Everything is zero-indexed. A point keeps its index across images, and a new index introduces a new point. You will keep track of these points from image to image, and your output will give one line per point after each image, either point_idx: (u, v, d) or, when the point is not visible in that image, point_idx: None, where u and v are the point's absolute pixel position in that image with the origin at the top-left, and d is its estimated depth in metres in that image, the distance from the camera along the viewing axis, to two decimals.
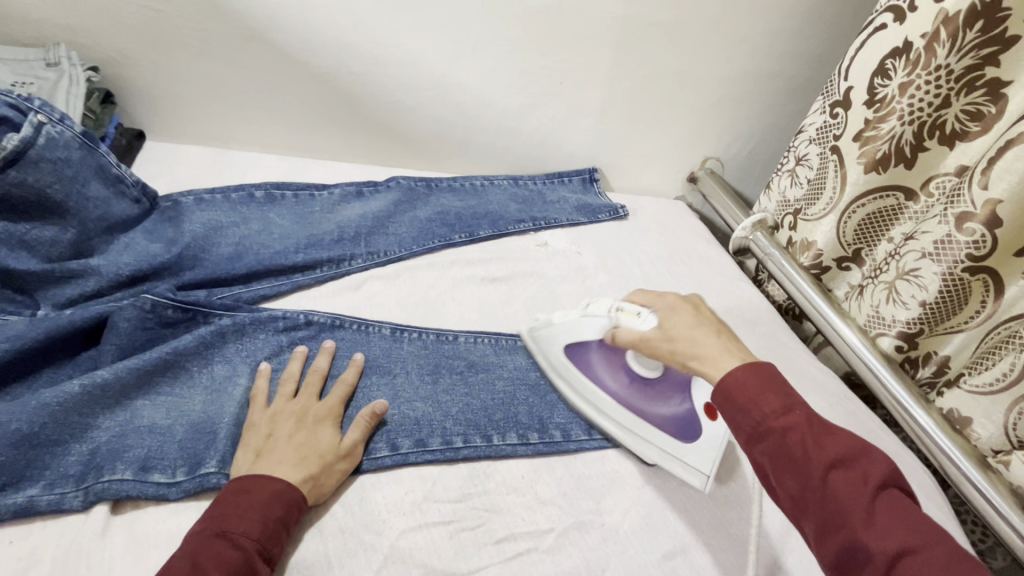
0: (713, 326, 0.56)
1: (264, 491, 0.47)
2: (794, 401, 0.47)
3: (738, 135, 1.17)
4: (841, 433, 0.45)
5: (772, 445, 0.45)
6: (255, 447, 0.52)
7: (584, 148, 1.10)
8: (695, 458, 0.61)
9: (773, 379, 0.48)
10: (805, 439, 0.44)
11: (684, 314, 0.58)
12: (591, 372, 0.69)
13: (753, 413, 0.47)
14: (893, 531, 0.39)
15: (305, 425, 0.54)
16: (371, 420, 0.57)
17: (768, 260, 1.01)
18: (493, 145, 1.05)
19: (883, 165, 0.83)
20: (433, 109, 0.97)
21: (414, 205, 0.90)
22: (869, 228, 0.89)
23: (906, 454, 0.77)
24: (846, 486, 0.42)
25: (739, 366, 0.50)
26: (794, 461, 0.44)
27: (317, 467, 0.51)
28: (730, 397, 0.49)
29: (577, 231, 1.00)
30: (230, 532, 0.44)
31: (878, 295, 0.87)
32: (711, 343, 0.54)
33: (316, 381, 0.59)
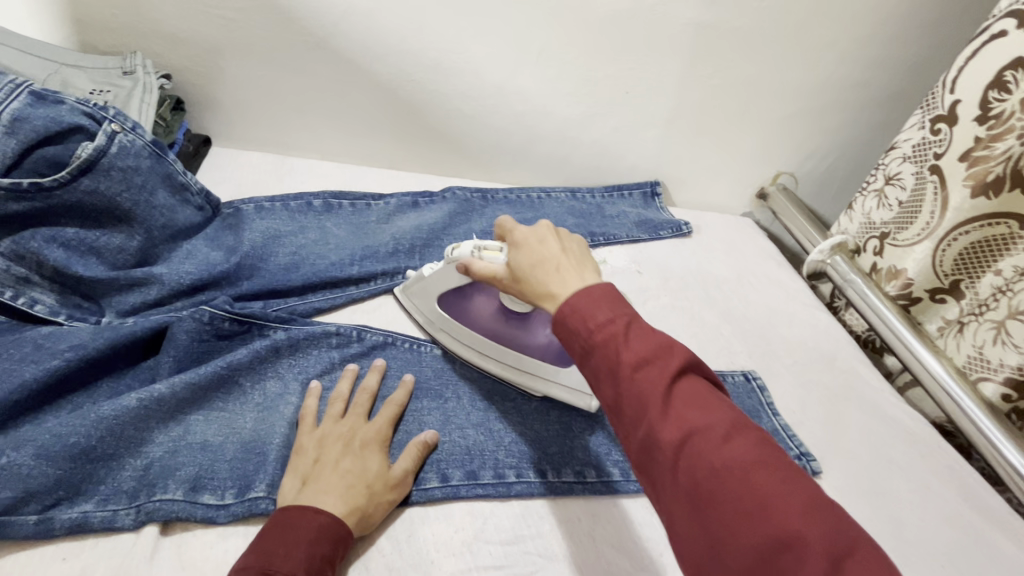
0: (554, 258, 0.48)
1: (310, 526, 0.45)
2: (620, 311, 0.41)
3: (816, 150, 1.09)
4: (653, 332, 0.40)
5: (591, 354, 0.40)
6: (302, 473, 0.50)
7: (647, 160, 1.05)
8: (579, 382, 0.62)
9: (607, 294, 0.43)
10: (618, 343, 0.39)
11: (529, 246, 0.49)
12: (469, 319, 0.65)
13: (580, 328, 0.42)
14: (686, 419, 0.36)
15: (352, 450, 0.52)
16: (421, 449, 0.55)
17: (848, 287, 0.93)
18: (552, 156, 1.01)
19: (993, 190, 0.74)
20: (493, 118, 0.94)
21: (469, 217, 0.88)
22: (972, 258, 0.79)
23: (1015, 520, 0.67)
24: (653, 385, 0.37)
25: (573, 290, 0.44)
26: (605, 367, 0.39)
27: (364, 497, 0.49)
28: (564, 317, 0.43)
29: (638, 248, 0.95)
30: (275, 569, 0.41)
31: (982, 334, 0.77)
32: (555, 275, 0.46)
33: (366, 401, 0.57)
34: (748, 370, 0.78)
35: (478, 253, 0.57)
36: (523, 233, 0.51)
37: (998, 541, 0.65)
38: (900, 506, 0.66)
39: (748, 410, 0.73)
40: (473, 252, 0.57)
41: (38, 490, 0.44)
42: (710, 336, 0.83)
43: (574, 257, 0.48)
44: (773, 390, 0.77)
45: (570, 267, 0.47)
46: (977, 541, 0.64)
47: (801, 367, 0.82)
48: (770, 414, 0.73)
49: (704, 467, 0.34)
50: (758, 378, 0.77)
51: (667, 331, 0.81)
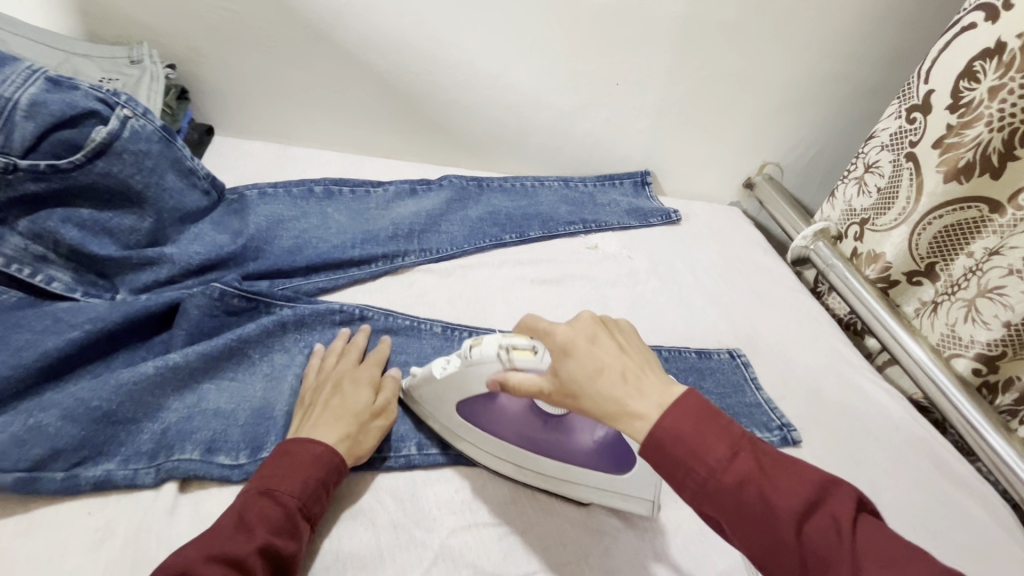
0: (615, 365, 0.47)
1: (304, 454, 0.49)
2: (741, 447, 0.43)
3: (800, 141, 1.12)
4: (798, 472, 0.42)
5: (731, 503, 0.42)
6: (302, 415, 0.54)
7: (637, 150, 1.08)
8: (634, 487, 0.54)
9: (716, 422, 0.44)
10: (766, 490, 0.41)
11: (581, 352, 0.47)
12: (499, 432, 0.56)
13: (699, 470, 0.43)
14: (880, 574, 0.37)
15: (339, 390, 0.56)
16: (396, 381, 0.60)
17: (830, 272, 0.97)
18: (546, 146, 1.04)
19: (965, 174, 0.78)
20: (488, 109, 0.97)
21: (465, 204, 0.91)
22: (946, 241, 0.83)
23: (982, 485, 0.72)
24: (822, 534, 0.39)
25: (662, 412, 0.44)
26: (758, 516, 0.41)
27: (354, 425, 0.53)
28: (664, 450, 0.44)
29: (629, 234, 0.99)
30: (272, 491, 0.46)
31: (954, 313, 0.81)
32: (626, 393, 0.45)
33: (353, 350, 0.61)
34: (733, 349, 0.81)
35: (507, 355, 0.51)
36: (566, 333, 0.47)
37: (966, 505, 0.69)
38: (876, 472, 0.70)
39: (733, 386, 0.76)
40: (501, 354, 0.51)
41: (64, 448, 0.47)
42: (698, 318, 0.86)
43: (632, 358, 0.48)
44: (758, 368, 0.81)
45: (638, 375, 0.46)
46: (945, 504, 0.68)
47: (785, 346, 0.85)
48: (755, 389, 0.76)
49: None
50: (743, 356, 0.80)
51: (657, 313, 0.85)
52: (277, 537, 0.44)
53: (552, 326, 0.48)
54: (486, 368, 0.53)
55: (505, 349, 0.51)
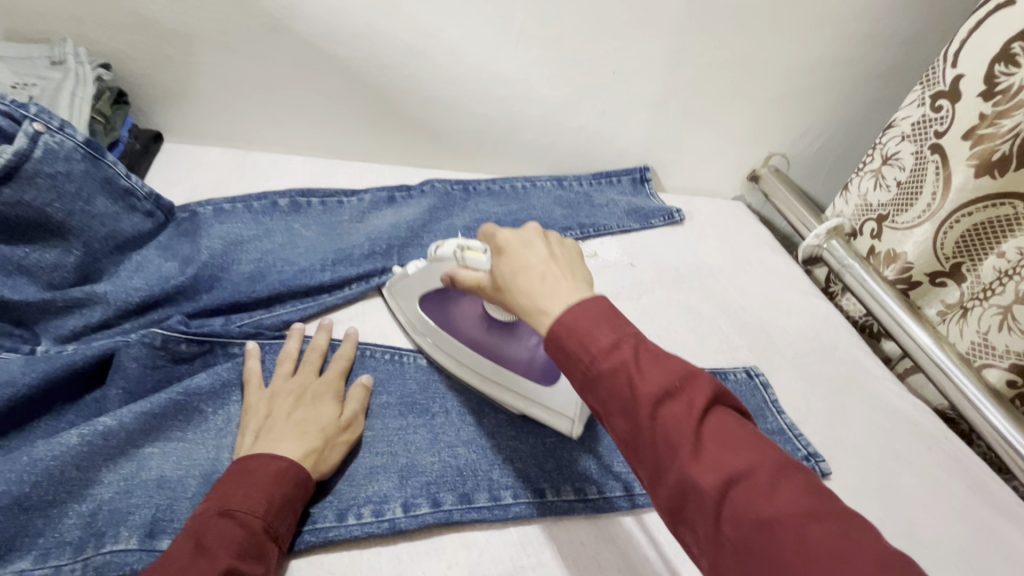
0: (538, 269, 0.46)
1: (267, 469, 0.44)
2: (623, 334, 0.40)
3: (808, 129, 1.05)
4: (668, 360, 0.39)
5: (604, 387, 0.39)
6: (254, 430, 0.49)
7: (636, 144, 1.00)
8: (559, 402, 0.57)
9: (605, 313, 0.41)
10: (632, 376, 0.38)
11: (511, 250, 0.48)
12: (449, 326, 0.61)
13: (582, 356, 0.40)
14: (720, 462, 0.35)
15: (305, 402, 0.52)
16: (365, 391, 0.56)
17: (846, 272, 0.90)
18: (537, 143, 0.96)
19: (999, 169, 0.71)
20: (474, 104, 0.88)
21: (450, 211, 0.83)
22: (973, 242, 0.77)
23: None
24: (679, 423, 0.36)
25: (564, 307, 0.42)
26: (621, 402, 0.38)
27: (320, 440, 0.49)
28: (557, 340, 0.41)
29: (630, 238, 0.91)
30: (232, 510, 0.41)
31: (987, 319, 0.75)
32: (536, 287, 0.45)
33: (316, 359, 0.57)
34: (750, 366, 0.74)
35: (461, 254, 0.54)
36: (509, 234, 0.49)
37: (1010, 536, 0.63)
38: (911, 503, 0.64)
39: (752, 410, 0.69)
40: (456, 252, 0.54)
41: None
42: (709, 330, 0.79)
43: (560, 263, 0.46)
44: (775, 386, 0.74)
45: (554, 278, 0.44)
46: (988, 535, 0.62)
47: (803, 359, 0.78)
48: (775, 412, 0.70)
49: (749, 517, 0.33)
50: (761, 375, 0.73)
51: (664, 327, 0.77)
52: (242, 561, 0.39)
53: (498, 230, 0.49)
54: (444, 265, 0.56)
55: (459, 249, 0.54)
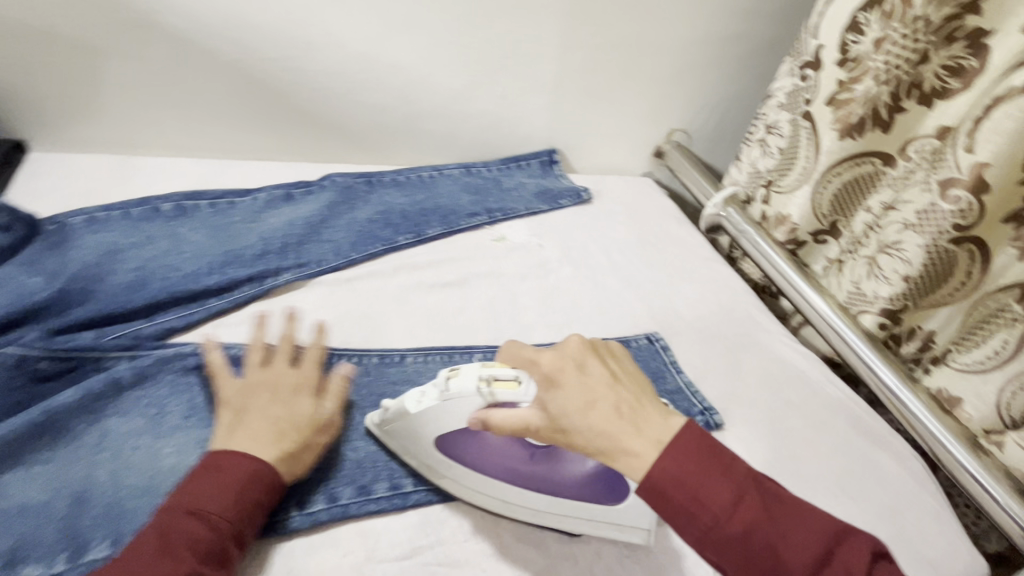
0: (609, 398, 0.44)
1: (238, 474, 0.45)
2: (742, 489, 0.41)
3: (704, 104, 1.10)
4: (800, 517, 0.41)
5: (736, 552, 0.41)
6: (224, 425, 0.49)
7: (540, 127, 1.02)
8: (631, 518, 0.51)
9: (715, 463, 0.42)
10: (770, 538, 0.40)
11: (570, 382, 0.45)
12: (484, 475, 0.52)
13: (700, 518, 0.41)
14: None
15: (282, 397, 0.52)
16: (343, 382, 0.56)
17: (742, 238, 0.95)
18: (440, 131, 0.95)
19: (857, 130, 0.77)
20: (369, 94, 0.87)
21: (353, 205, 0.81)
22: (845, 198, 0.84)
23: (896, 440, 0.73)
24: None
25: (661, 451, 0.42)
26: (768, 567, 0.40)
27: (297, 441, 0.49)
28: (667, 497, 0.41)
29: (538, 220, 0.93)
30: (199, 510, 0.43)
31: (859, 269, 0.81)
32: (617, 426, 0.43)
33: (286, 349, 0.56)
34: (651, 333, 0.78)
35: (488, 386, 0.50)
36: (555, 358, 0.46)
37: (883, 462, 0.69)
38: (797, 443, 0.69)
39: (653, 373, 0.73)
40: (483, 389, 0.50)
41: None
42: (615, 303, 0.82)
43: (624, 384, 0.46)
44: (676, 350, 0.78)
45: (634, 408, 0.44)
46: (860, 464, 0.69)
47: (702, 321, 0.83)
48: (675, 372, 0.73)
49: None
50: (661, 339, 0.77)
51: (571, 303, 0.79)
52: (204, 564, 0.41)
53: (541, 357, 0.47)
54: (467, 402, 0.50)
55: (488, 387, 0.49)
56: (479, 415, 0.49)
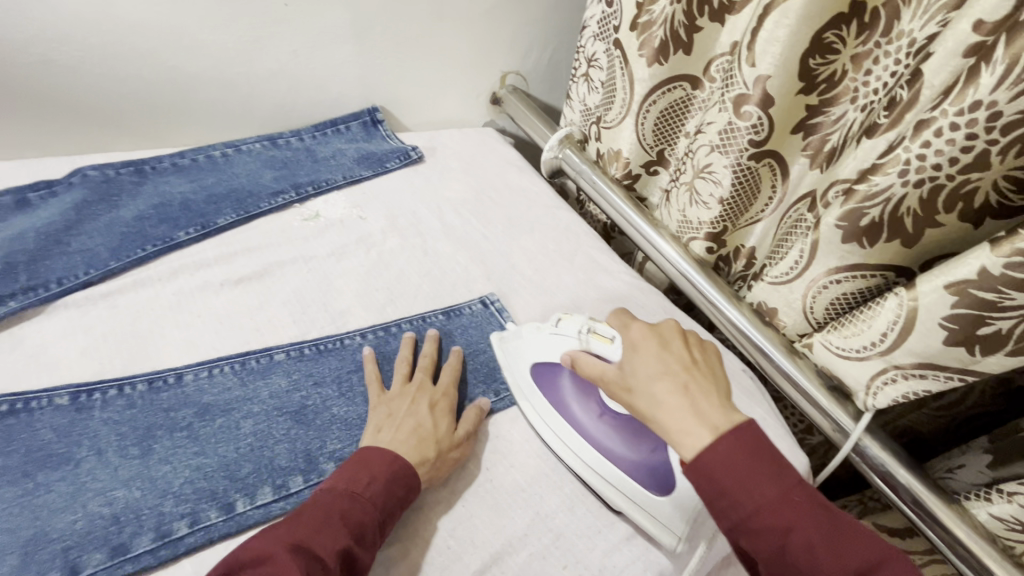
0: (683, 378, 0.47)
1: (387, 466, 0.49)
2: (795, 489, 0.41)
3: (531, 42, 1.04)
4: (847, 540, 0.41)
5: (771, 548, 0.40)
6: (376, 424, 0.54)
7: (350, 83, 0.90)
8: (666, 514, 0.53)
9: (774, 462, 0.42)
10: (813, 549, 0.40)
11: (651, 352, 0.50)
12: (559, 399, 0.61)
13: (746, 506, 0.41)
14: None
15: (429, 413, 0.55)
16: (477, 412, 0.58)
17: (581, 179, 0.93)
18: (226, 100, 0.82)
19: (663, 55, 0.75)
20: (114, 61, 0.72)
21: (115, 202, 0.68)
22: (665, 125, 0.82)
23: (728, 360, 0.75)
24: None
25: (715, 439, 0.43)
26: (797, 571, 0.40)
27: (433, 450, 0.52)
28: (714, 480, 0.42)
29: (360, 188, 0.84)
30: (357, 493, 0.46)
31: (682, 199, 0.81)
32: (677, 402, 0.46)
33: (428, 363, 0.61)
34: (485, 296, 0.73)
35: (587, 334, 0.58)
36: (644, 330, 0.52)
37: None
38: None
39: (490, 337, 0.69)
40: (581, 334, 0.59)
41: None
42: (448, 268, 0.76)
43: (701, 373, 0.48)
44: (516, 309, 0.75)
45: (702, 391, 0.46)
46: None
47: (543, 273, 0.80)
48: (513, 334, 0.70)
49: None
50: (497, 300, 0.73)
51: (398, 275, 0.72)
52: (356, 543, 0.44)
53: (636, 327, 0.52)
54: (565, 344, 0.60)
55: (586, 329, 0.58)
56: (570, 355, 0.57)
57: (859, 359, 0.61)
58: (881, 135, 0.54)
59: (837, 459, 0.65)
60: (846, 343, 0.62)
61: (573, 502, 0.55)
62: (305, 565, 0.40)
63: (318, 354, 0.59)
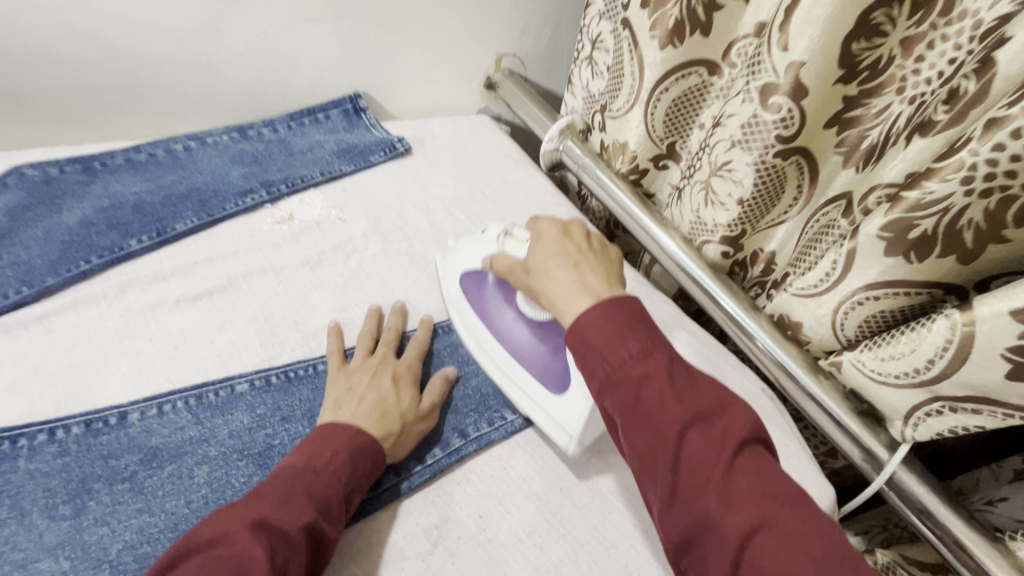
0: (577, 259, 0.51)
1: (348, 437, 0.46)
2: (656, 343, 0.43)
3: (529, 20, 0.94)
4: (701, 388, 0.42)
5: (627, 397, 0.41)
6: (336, 398, 0.51)
7: (329, 67, 0.82)
8: (560, 415, 0.54)
9: (639, 319, 0.44)
10: (668, 392, 0.40)
11: (552, 239, 0.53)
12: (479, 305, 0.62)
13: (611, 359, 0.42)
14: (746, 504, 0.37)
15: (389, 380, 0.53)
16: (443, 382, 0.56)
17: (583, 173, 0.84)
18: (189, 87, 0.73)
19: (677, 37, 0.66)
20: (52, 43, 0.63)
21: (56, 206, 0.60)
22: (677, 116, 0.74)
23: (744, 376, 0.69)
24: (706, 451, 0.38)
25: (595, 303, 0.45)
26: (651, 418, 0.40)
27: (398, 424, 0.50)
28: (584, 337, 0.44)
29: (340, 186, 0.76)
30: (320, 468, 0.44)
31: (696, 197, 0.73)
32: (566, 275, 0.49)
33: (393, 337, 0.58)
34: None
35: (506, 238, 0.59)
36: (551, 224, 0.55)
37: None
38: None
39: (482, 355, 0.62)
40: (501, 238, 0.60)
41: None
42: (436, 276, 0.69)
43: (596, 257, 0.51)
44: None
45: (592, 266, 0.49)
46: None
47: None
48: None
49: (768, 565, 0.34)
50: None
51: (380, 285, 0.65)
52: (323, 520, 0.41)
53: (545, 221, 0.56)
54: (485, 249, 0.61)
55: (502, 233, 0.59)
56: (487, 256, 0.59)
57: (896, 386, 0.55)
58: (938, 135, 0.47)
59: (869, 491, 0.59)
60: (881, 366, 0.55)
61: (580, 553, 0.49)
62: (269, 543, 0.37)
63: (287, 383, 0.52)
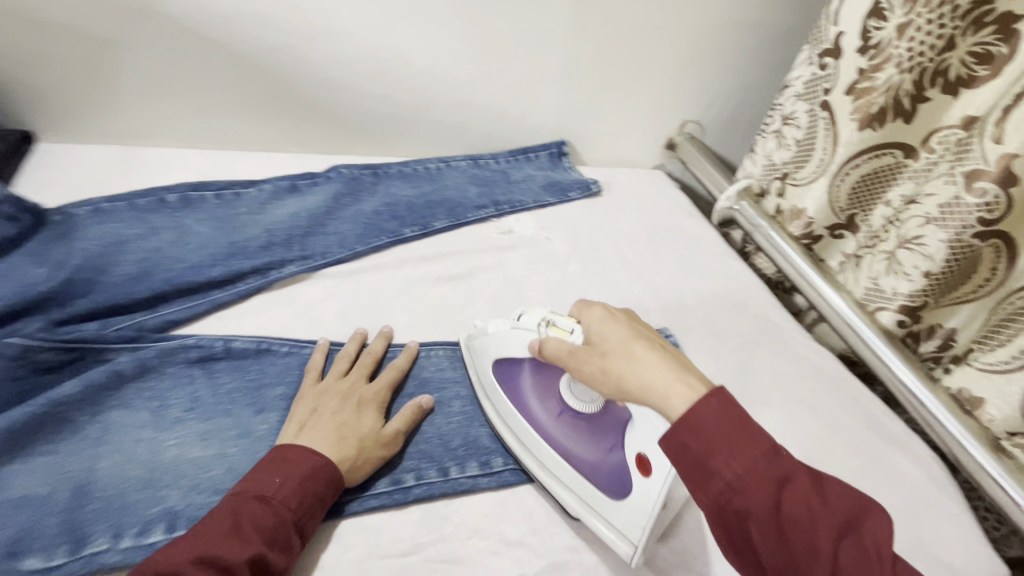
0: (656, 346, 0.46)
1: (302, 464, 0.48)
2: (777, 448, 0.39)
3: (718, 94, 1.07)
4: (830, 486, 0.38)
5: (763, 508, 0.37)
6: (299, 419, 0.53)
7: (548, 118, 1.00)
8: (622, 522, 0.50)
9: (751, 421, 0.40)
10: (806, 500, 0.36)
11: (620, 324, 0.48)
12: (517, 394, 0.60)
13: (736, 469, 0.38)
14: None
15: (348, 409, 0.55)
16: (414, 410, 0.57)
17: (755, 232, 0.92)
18: (447, 122, 0.94)
19: (878, 121, 0.75)
20: (374, 84, 0.86)
21: (359, 197, 0.80)
22: (863, 192, 0.80)
23: (915, 441, 0.70)
24: (855, 556, 0.35)
25: (697, 399, 0.41)
26: (796, 530, 0.36)
27: (355, 449, 0.52)
28: (699, 448, 0.39)
29: (546, 213, 0.91)
30: (267, 497, 0.46)
31: (877, 266, 0.78)
32: (659, 367, 0.43)
33: (370, 363, 0.60)
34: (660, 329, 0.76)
35: (548, 328, 0.55)
36: (607, 309, 0.50)
37: (899, 462, 0.67)
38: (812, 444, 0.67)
39: None
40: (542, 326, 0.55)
41: None
42: (622, 298, 0.80)
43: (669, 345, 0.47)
44: (686, 348, 0.76)
45: (678, 358, 0.45)
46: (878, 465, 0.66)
47: (715, 317, 0.81)
48: None
49: None
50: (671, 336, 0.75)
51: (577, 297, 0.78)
52: (269, 549, 0.43)
53: (598, 304, 0.51)
54: (525, 336, 0.57)
55: (546, 322, 0.54)
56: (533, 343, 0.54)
57: None
58: None
59: None
60: None
61: None
62: None
63: None
